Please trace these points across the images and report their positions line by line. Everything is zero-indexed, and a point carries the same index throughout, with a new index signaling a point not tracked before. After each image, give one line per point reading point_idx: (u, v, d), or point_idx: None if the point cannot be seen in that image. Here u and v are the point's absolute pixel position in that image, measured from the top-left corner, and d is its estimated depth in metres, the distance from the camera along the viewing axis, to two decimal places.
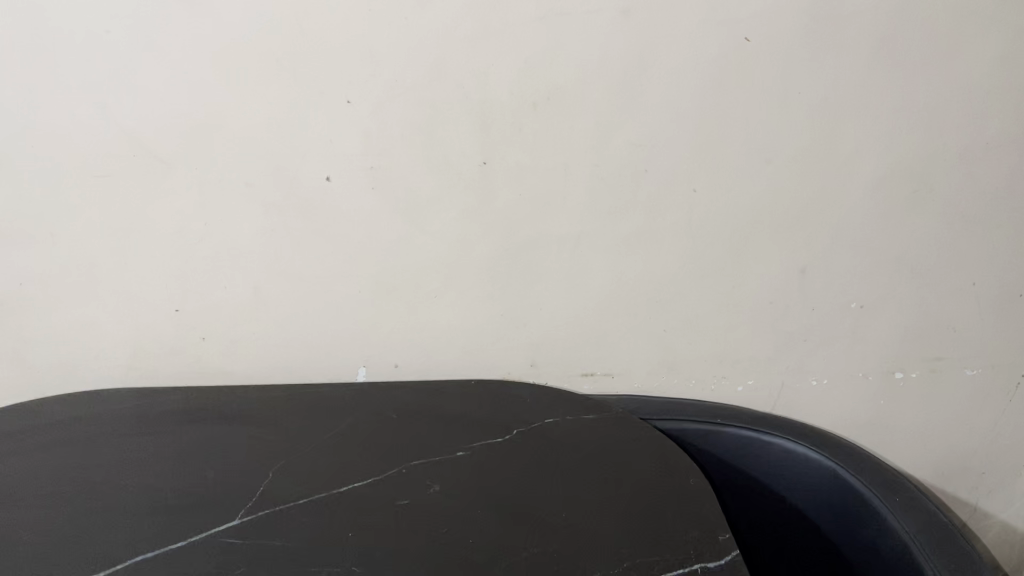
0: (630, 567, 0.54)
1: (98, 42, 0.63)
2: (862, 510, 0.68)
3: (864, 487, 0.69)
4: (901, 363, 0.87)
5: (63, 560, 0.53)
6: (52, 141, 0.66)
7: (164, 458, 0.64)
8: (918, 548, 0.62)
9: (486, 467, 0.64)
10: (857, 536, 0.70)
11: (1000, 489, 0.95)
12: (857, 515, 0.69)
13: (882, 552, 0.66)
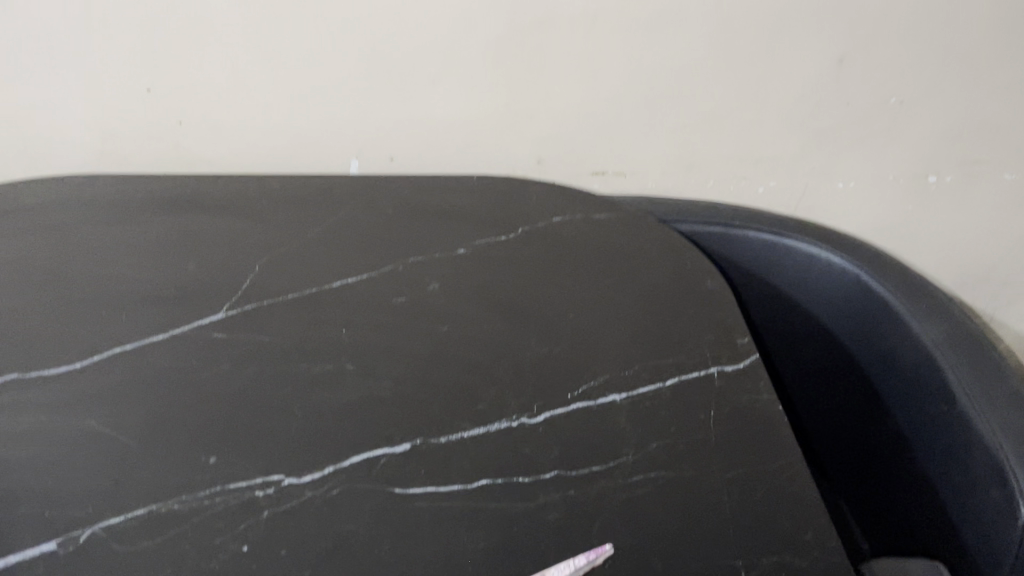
0: (640, 370, 0.51)
1: None
2: (884, 317, 0.65)
3: (888, 293, 0.65)
4: (936, 165, 0.81)
5: (39, 351, 0.51)
6: None
7: (143, 247, 0.60)
8: (941, 356, 0.59)
9: (490, 265, 0.60)
10: (874, 344, 0.66)
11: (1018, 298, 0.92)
12: (873, 321, 0.66)
13: (900, 359, 0.63)
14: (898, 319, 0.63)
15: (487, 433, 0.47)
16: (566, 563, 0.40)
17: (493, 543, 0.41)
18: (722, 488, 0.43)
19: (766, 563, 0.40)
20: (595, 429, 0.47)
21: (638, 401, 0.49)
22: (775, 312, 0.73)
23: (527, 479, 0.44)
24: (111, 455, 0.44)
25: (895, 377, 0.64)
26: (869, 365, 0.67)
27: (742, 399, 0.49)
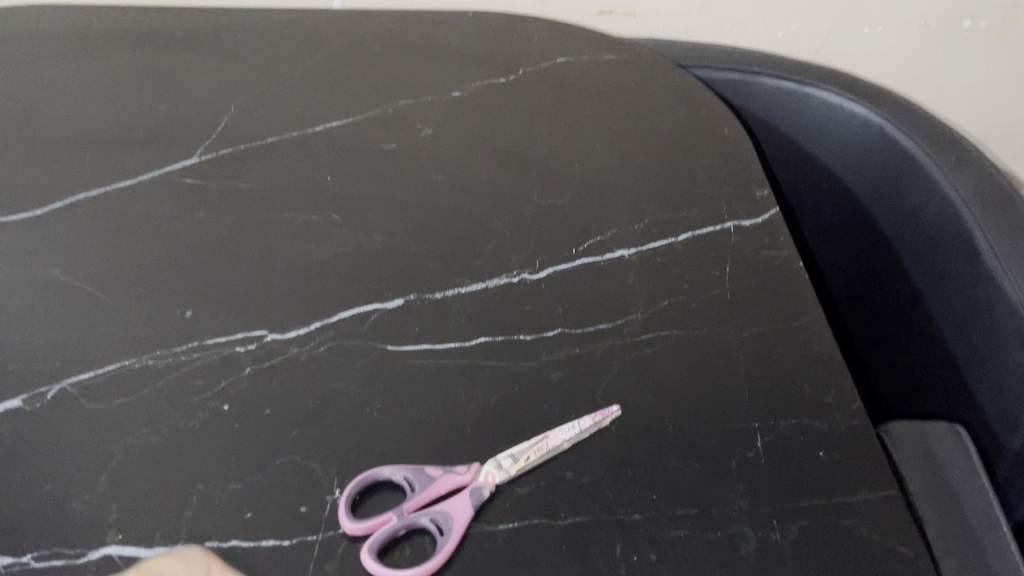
0: (652, 224, 0.47)
1: None
2: (909, 173, 0.60)
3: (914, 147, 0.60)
4: (974, 8, 0.73)
5: None
6: None
7: (105, 83, 0.55)
8: (970, 214, 0.55)
9: (488, 108, 0.55)
10: (896, 201, 0.62)
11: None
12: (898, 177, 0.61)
13: (924, 217, 0.59)
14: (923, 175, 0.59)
15: (486, 289, 0.43)
16: (570, 425, 0.36)
17: (493, 404, 0.38)
18: (737, 349, 0.40)
19: (783, 427, 0.37)
20: (602, 286, 0.43)
21: (648, 256, 0.45)
22: (790, 166, 0.68)
23: (529, 338, 0.41)
24: (79, 310, 0.41)
25: (919, 236, 0.60)
26: (889, 223, 0.63)
27: (760, 256, 0.45)
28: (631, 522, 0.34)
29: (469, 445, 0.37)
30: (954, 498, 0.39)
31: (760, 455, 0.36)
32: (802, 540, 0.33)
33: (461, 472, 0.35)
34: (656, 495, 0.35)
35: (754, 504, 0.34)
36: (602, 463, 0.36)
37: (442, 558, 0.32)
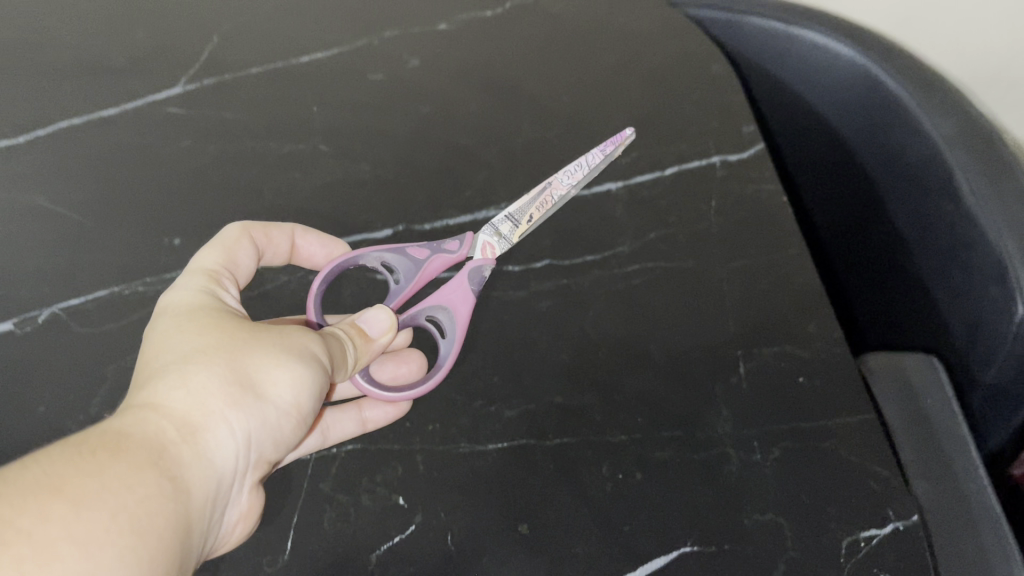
0: (639, 158, 0.47)
1: None
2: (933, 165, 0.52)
3: (937, 134, 0.51)
4: None
5: None
6: None
7: (85, 8, 0.53)
8: (983, 215, 0.48)
9: (473, 39, 0.53)
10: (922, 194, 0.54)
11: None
12: (905, 132, 0.54)
13: (939, 211, 0.52)
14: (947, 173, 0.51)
15: (475, 221, 0.44)
16: (576, 168, 0.44)
17: (481, 332, 0.39)
18: (724, 280, 0.41)
19: (767, 354, 0.38)
20: (590, 218, 0.44)
21: (636, 190, 0.45)
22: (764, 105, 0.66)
23: (518, 269, 0.41)
24: (69, 234, 0.41)
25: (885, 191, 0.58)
26: (905, 211, 0.56)
27: (747, 190, 0.45)
28: (617, 443, 0.35)
29: (459, 370, 0.37)
30: (926, 418, 0.41)
31: (744, 381, 0.37)
32: (781, 461, 0.35)
33: (451, 250, 0.40)
34: (642, 419, 0.36)
35: (736, 428, 0.36)
36: (591, 389, 0.37)
37: (461, 338, 0.37)
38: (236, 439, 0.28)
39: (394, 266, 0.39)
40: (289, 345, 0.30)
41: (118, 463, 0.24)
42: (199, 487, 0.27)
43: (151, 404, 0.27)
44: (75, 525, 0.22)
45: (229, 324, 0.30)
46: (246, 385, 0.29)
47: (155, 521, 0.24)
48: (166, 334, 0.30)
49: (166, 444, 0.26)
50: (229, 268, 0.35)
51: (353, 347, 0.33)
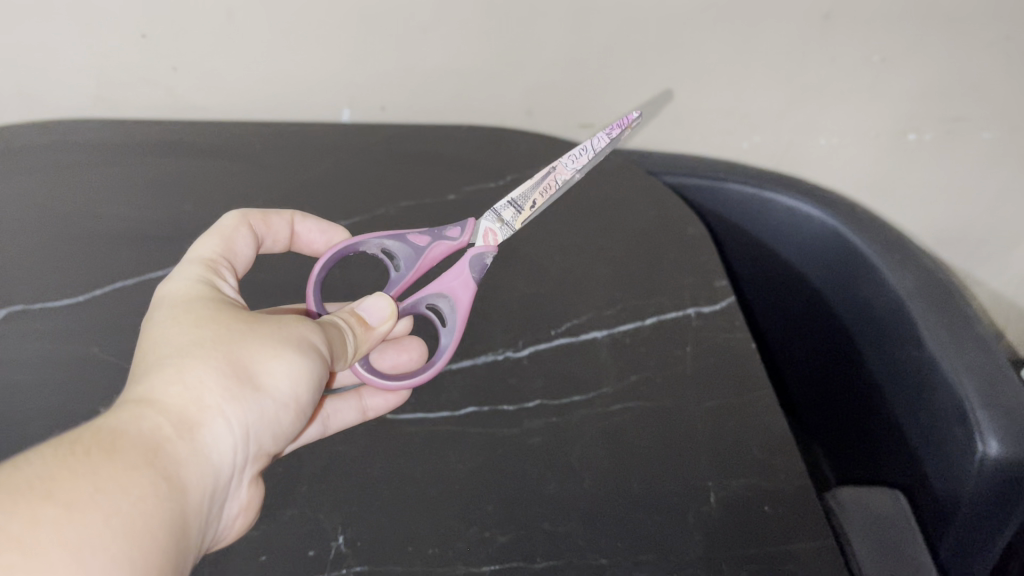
0: (621, 309, 0.53)
1: None
2: (897, 319, 0.64)
3: (897, 290, 0.64)
4: (916, 124, 0.85)
5: (47, 281, 0.53)
6: None
7: (140, 183, 0.61)
8: (940, 363, 0.59)
9: (476, 208, 0.61)
10: (890, 343, 0.65)
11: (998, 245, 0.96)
12: (864, 282, 0.68)
13: (903, 356, 0.63)
14: (910, 327, 0.62)
15: (474, 365, 0.49)
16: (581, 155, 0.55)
17: (478, 464, 0.43)
18: (697, 417, 0.46)
19: (736, 485, 0.42)
20: (576, 364, 0.49)
21: (619, 338, 0.51)
22: (750, 256, 0.79)
23: (511, 408, 0.46)
24: (118, 378, 0.48)
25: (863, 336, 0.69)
26: (880, 360, 0.67)
27: (719, 337, 0.51)
28: (599, 565, 0.39)
29: (457, 499, 0.42)
30: (898, 548, 0.44)
31: (715, 509, 0.41)
32: None
33: (454, 237, 0.51)
34: (623, 544, 0.40)
35: (707, 551, 0.40)
36: (575, 516, 0.41)
37: (459, 331, 0.47)
38: (228, 425, 0.36)
39: (396, 253, 0.50)
40: (279, 339, 0.39)
41: (119, 458, 0.30)
42: (192, 477, 0.33)
43: (153, 400, 0.34)
44: (77, 516, 0.27)
45: (216, 322, 0.38)
46: (240, 377, 0.36)
47: (147, 515, 0.30)
48: (160, 336, 0.37)
49: (163, 437, 0.33)
50: (227, 253, 0.46)
51: (339, 334, 0.42)
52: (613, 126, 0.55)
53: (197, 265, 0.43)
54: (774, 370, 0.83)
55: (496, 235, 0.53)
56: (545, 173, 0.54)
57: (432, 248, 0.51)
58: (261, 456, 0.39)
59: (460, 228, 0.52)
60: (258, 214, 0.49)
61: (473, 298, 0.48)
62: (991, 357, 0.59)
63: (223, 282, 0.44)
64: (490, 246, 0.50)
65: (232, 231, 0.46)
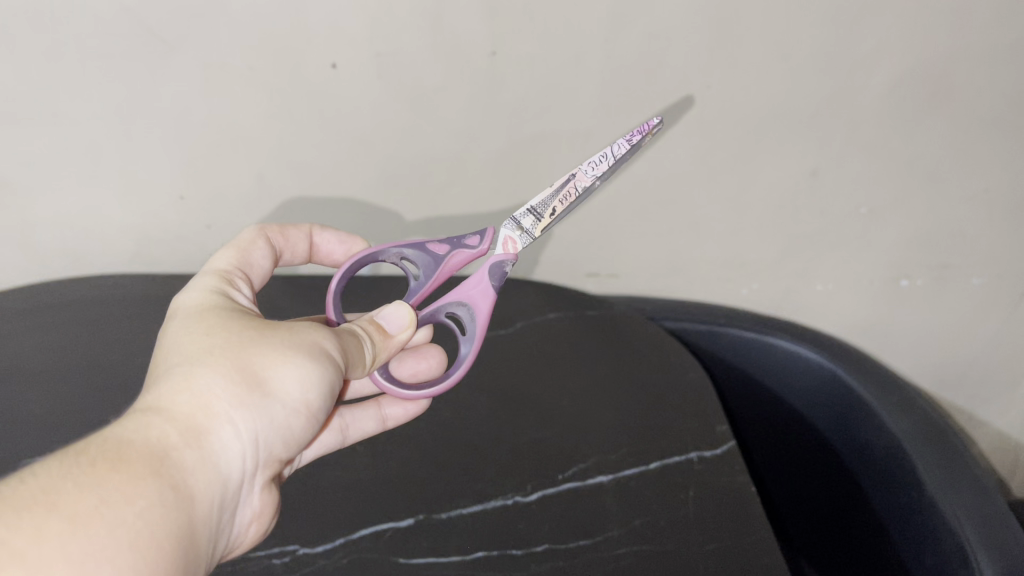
0: (626, 453, 0.59)
1: None
2: (902, 463, 0.69)
3: (901, 434, 0.70)
4: (906, 271, 0.90)
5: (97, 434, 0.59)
6: (42, 23, 0.63)
7: None
8: (947, 506, 0.64)
9: (489, 358, 0.69)
10: (894, 485, 0.70)
11: (993, 379, 1.00)
12: (866, 425, 0.74)
13: (909, 497, 0.68)
14: (915, 472, 0.67)
15: (485, 508, 0.55)
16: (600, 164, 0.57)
17: None
18: (697, 561, 0.51)
19: None
20: (580, 510, 0.55)
21: (624, 482, 0.57)
22: (749, 394, 0.84)
23: (520, 552, 0.52)
24: None
25: (868, 474, 0.74)
26: (886, 499, 0.72)
27: (717, 480, 0.57)
28: None
29: None
30: None
31: None
32: None
33: (474, 245, 0.57)
34: None
35: None
36: None
37: (477, 333, 0.56)
38: (236, 429, 0.41)
39: (417, 261, 0.57)
40: (288, 345, 0.44)
41: (128, 465, 0.35)
42: (196, 483, 0.38)
43: (164, 409, 0.39)
44: (79, 523, 0.32)
45: (228, 332, 0.44)
46: (248, 384, 0.42)
47: (151, 522, 0.34)
48: (177, 347, 0.43)
49: (170, 444, 0.38)
50: (241, 264, 0.53)
51: (349, 340, 0.49)
52: (632, 133, 0.57)
53: (214, 277, 0.50)
54: (769, 498, 0.88)
55: (515, 243, 0.57)
56: (565, 180, 0.57)
57: (451, 257, 0.57)
58: (265, 457, 0.44)
59: (480, 236, 0.58)
60: (275, 228, 0.57)
61: (493, 306, 0.56)
62: (987, 500, 0.64)
63: (238, 291, 0.51)
64: (505, 254, 0.57)
65: (247, 244, 0.54)
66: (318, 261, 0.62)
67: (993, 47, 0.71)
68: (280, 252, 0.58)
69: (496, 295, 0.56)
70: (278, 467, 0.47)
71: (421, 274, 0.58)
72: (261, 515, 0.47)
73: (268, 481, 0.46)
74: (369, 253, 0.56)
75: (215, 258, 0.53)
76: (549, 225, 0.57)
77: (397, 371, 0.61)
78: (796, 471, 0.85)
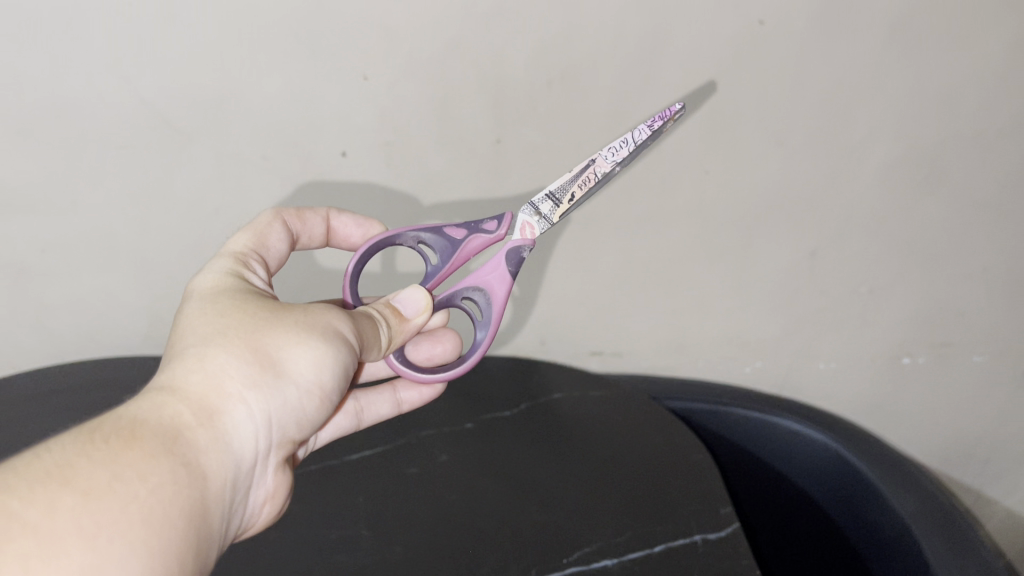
0: (630, 536, 0.59)
1: (104, 21, 0.61)
2: (906, 544, 0.70)
3: (905, 514, 0.70)
4: (908, 349, 0.91)
5: None
6: (66, 116, 0.66)
7: None
8: None
9: (495, 438, 0.70)
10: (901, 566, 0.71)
11: (999, 458, 1.00)
12: (871, 504, 0.75)
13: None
14: (920, 552, 0.68)
15: None
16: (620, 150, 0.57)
17: None
18: None
19: None
20: None
21: (628, 566, 0.57)
22: (755, 472, 0.86)
23: None
24: None
25: (877, 553, 0.75)
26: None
27: (722, 564, 0.57)
28: None
29: None
30: None
31: None
32: None
33: (491, 230, 0.58)
34: None
35: None
36: None
37: (494, 319, 0.58)
38: (249, 410, 0.42)
39: (433, 244, 0.58)
40: (300, 327, 0.45)
41: (142, 443, 0.36)
42: (210, 461, 0.39)
43: (177, 389, 0.40)
44: (92, 501, 0.32)
45: (241, 314, 0.45)
46: (261, 366, 0.42)
47: (165, 500, 0.34)
48: (190, 329, 0.44)
49: (184, 424, 0.38)
50: (256, 247, 0.55)
51: (361, 324, 0.50)
52: (655, 119, 0.56)
53: (229, 260, 0.51)
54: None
55: (534, 228, 0.58)
56: (584, 166, 0.57)
57: (469, 241, 0.58)
58: (277, 439, 0.45)
59: (497, 221, 0.58)
60: (292, 212, 0.58)
61: (510, 290, 0.59)
62: None
63: (252, 275, 0.52)
64: (522, 238, 0.59)
65: (263, 229, 0.55)
66: (334, 245, 0.63)
67: (981, 132, 0.74)
68: (297, 235, 0.59)
69: (513, 279, 0.59)
70: (292, 448, 0.47)
71: (437, 258, 0.59)
72: (274, 496, 0.47)
73: (279, 464, 0.47)
74: (386, 236, 0.57)
75: (233, 241, 0.54)
76: (568, 211, 0.58)
77: (413, 355, 0.64)
78: (804, 554, 0.86)
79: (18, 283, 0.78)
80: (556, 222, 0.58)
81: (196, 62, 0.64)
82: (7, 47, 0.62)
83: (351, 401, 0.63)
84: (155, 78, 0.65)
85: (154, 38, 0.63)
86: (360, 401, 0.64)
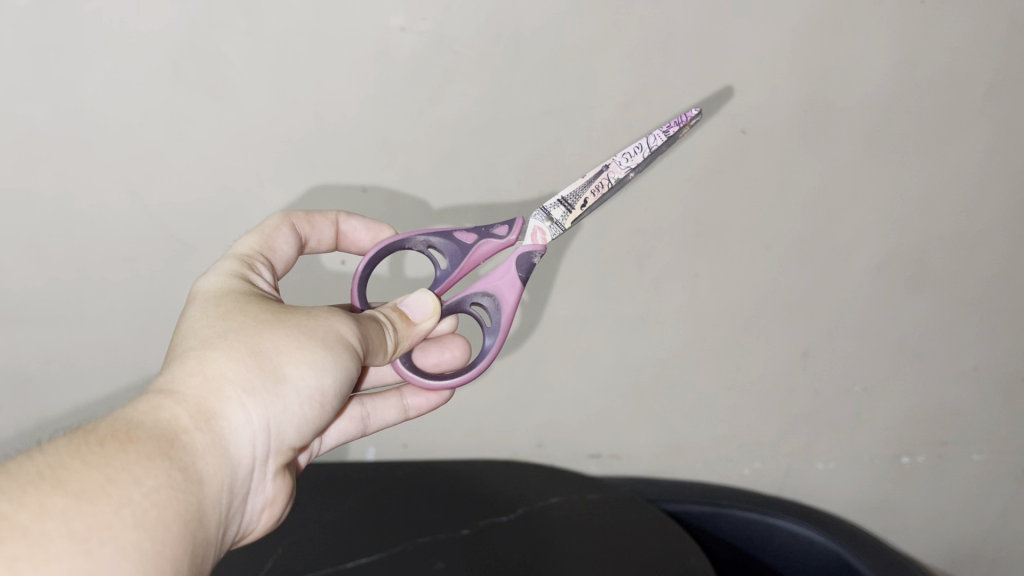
0: None
1: (116, 137, 0.64)
2: None
3: None
4: (907, 449, 0.91)
5: None
6: (74, 229, 0.69)
7: None
8: None
9: (490, 544, 0.70)
10: None
11: (1007, 560, 0.98)
12: None
13: None
14: None
15: None
16: (637, 154, 0.58)
17: None
18: None
19: None
20: None
21: None
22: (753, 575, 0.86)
23: None
24: None
25: None
26: None
27: None
28: None
29: None
30: None
31: None
32: None
33: (503, 233, 0.59)
34: None
35: None
36: None
37: (503, 326, 0.58)
38: (246, 413, 0.42)
39: (444, 248, 0.59)
40: (302, 330, 0.46)
41: (137, 445, 0.37)
42: (204, 465, 0.40)
43: (176, 392, 0.41)
44: (85, 505, 0.33)
45: (243, 317, 0.45)
46: (262, 369, 0.43)
47: (157, 504, 0.35)
48: (192, 329, 0.45)
49: (179, 428, 0.39)
50: (262, 249, 0.56)
51: (367, 327, 0.50)
52: (670, 125, 0.57)
53: (235, 261, 0.53)
54: None
55: (545, 234, 0.59)
56: (598, 171, 0.58)
57: (480, 245, 0.59)
58: (276, 446, 0.45)
59: (508, 226, 0.60)
60: (302, 215, 0.59)
61: (519, 295, 0.59)
62: None
63: (258, 276, 0.54)
64: (532, 243, 0.60)
65: (271, 231, 0.57)
66: (344, 249, 0.64)
67: (963, 233, 0.76)
68: (306, 239, 0.60)
69: (523, 285, 0.59)
70: (294, 455, 0.48)
71: (446, 263, 0.60)
72: (273, 504, 0.48)
73: (278, 471, 0.47)
74: (395, 239, 0.58)
75: (241, 244, 0.56)
76: (580, 216, 0.59)
77: (421, 361, 0.64)
78: None
79: (21, 395, 0.79)
80: (567, 227, 0.59)
81: (201, 177, 0.67)
82: (22, 166, 0.65)
83: (355, 406, 0.65)
84: (161, 192, 0.68)
85: (163, 154, 0.66)
86: (365, 407, 0.65)
